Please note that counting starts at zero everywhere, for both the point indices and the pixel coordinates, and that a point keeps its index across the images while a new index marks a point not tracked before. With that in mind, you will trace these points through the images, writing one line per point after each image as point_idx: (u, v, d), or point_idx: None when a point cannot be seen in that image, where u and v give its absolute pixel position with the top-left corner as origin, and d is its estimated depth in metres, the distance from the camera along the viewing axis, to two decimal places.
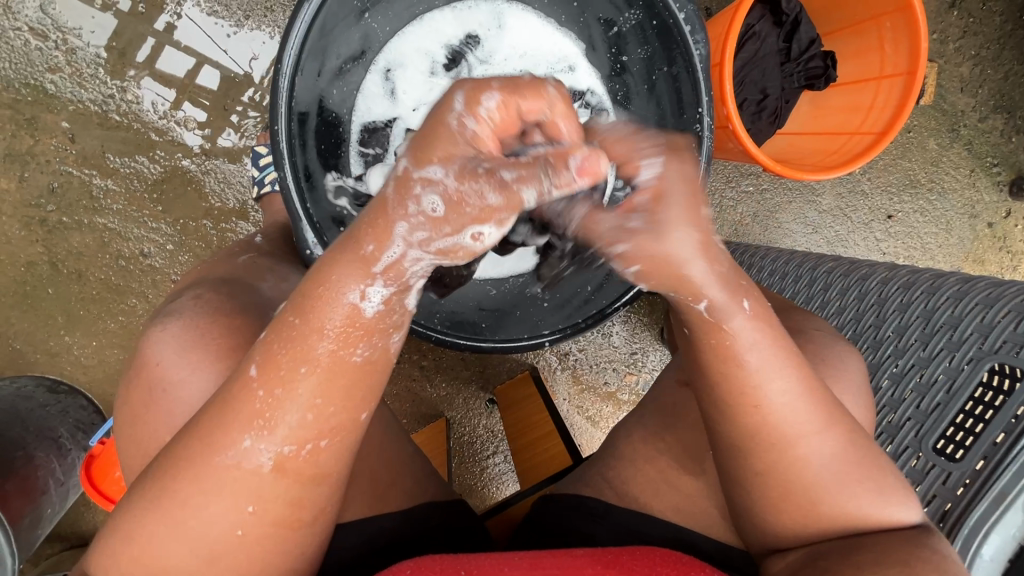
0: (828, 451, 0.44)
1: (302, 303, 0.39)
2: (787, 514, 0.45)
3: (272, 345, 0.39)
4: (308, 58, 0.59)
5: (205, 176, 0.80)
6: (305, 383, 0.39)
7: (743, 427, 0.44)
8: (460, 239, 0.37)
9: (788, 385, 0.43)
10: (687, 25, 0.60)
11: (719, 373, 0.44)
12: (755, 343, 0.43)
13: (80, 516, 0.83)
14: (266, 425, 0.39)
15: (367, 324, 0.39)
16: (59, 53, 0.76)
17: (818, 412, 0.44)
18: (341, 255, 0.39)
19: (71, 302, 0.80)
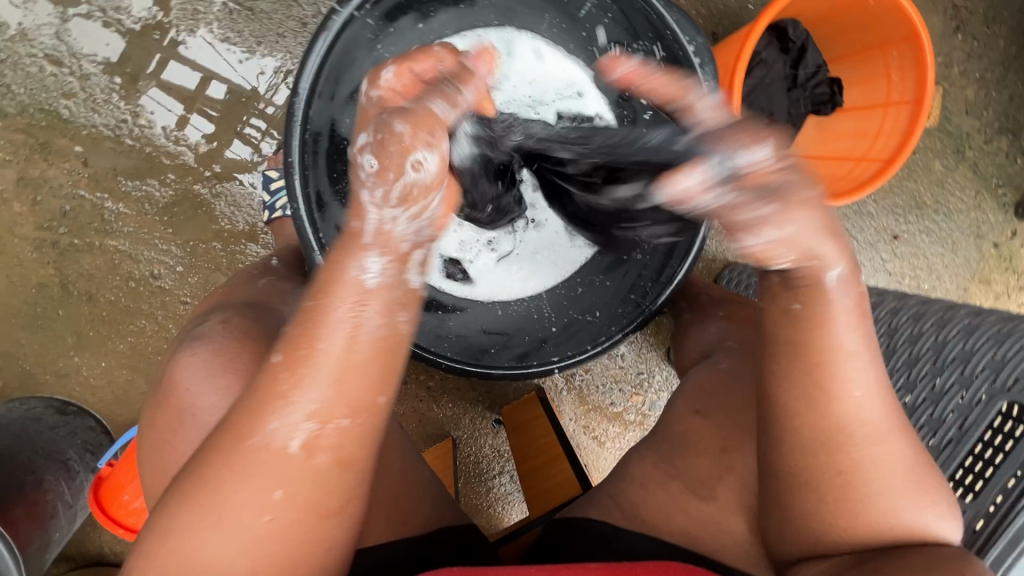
0: (898, 455, 0.42)
1: (320, 287, 0.39)
2: (846, 517, 0.42)
3: (291, 329, 0.39)
4: (325, 82, 0.60)
5: (216, 199, 0.81)
6: (324, 360, 0.38)
7: (827, 421, 0.42)
8: (406, 177, 0.38)
9: (872, 382, 0.42)
10: (697, 57, 0.60)
11: (802, 365, 0.42)
12: (843, 334, 0.41)
13: (87, 537, 0.83)
14: (288, 403, 0.38)
15: (376, 294, 0.39)
16: (72, 79, 0.77)
17: (892, 417, 0.43)
18: (348, 242, 0.40)
19: (81, 323, 0.80)
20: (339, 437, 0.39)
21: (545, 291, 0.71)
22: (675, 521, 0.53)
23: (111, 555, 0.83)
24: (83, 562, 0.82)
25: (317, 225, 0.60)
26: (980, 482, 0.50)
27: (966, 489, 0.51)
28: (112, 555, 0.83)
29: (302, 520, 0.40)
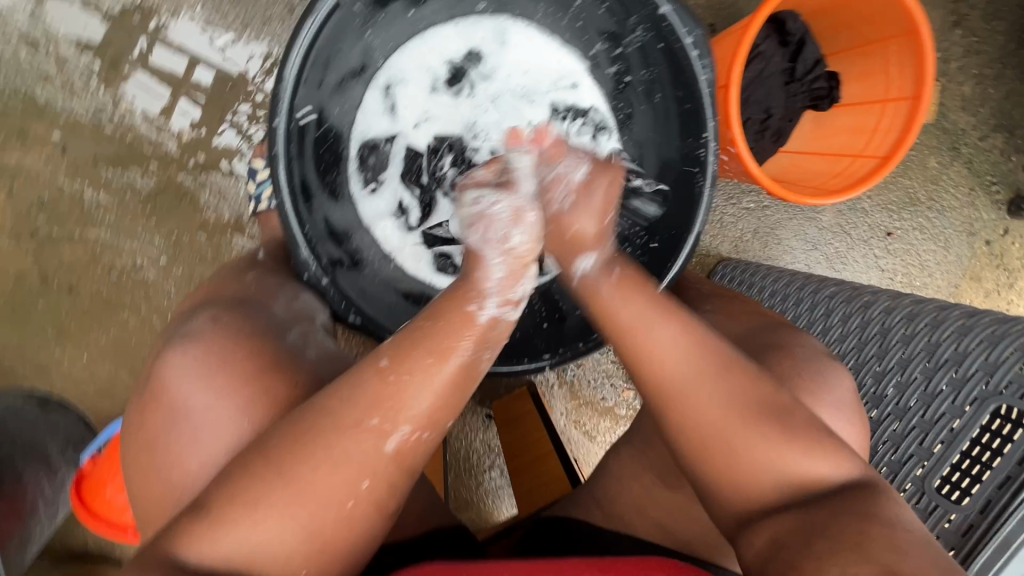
0: (721, 394, 0.44)
1: (434, 312, 0.45)
2: (713, 471, 0.44)
3: (410, 340, 0.43)
4: (312, 68, 0.58)
5: (200, 189, 0.79)
6: (442, 376, 0.42)
7: (645, 377, 0.46)
8: (506, 228, 0.48)
9: (673, 332, 0.46)
10: (695, 49, 0.58)
11: (614, 338, 0.48)
12: (633, 304, 0.48)
13: (69, 532, 0.82)
14: (398, 410, 0.41)
15: (481, 330, 0.45)
16: (50, 63, 0.75)
17: (705, 355, 0.45)
18: (461, 282, 0.47)
19: (61, 315, 0.78)
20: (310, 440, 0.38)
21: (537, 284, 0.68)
22: (665, 519, 0.53)
23: (94, 550, 0.82)
24: (66, 557, 0.81)
25: (304, 220, 0.58)
26: (975, 485, 0.50)
27: (961, 491, 0.51)
28: (96, 550, 0.82)
29: (279, 520, 0.38)
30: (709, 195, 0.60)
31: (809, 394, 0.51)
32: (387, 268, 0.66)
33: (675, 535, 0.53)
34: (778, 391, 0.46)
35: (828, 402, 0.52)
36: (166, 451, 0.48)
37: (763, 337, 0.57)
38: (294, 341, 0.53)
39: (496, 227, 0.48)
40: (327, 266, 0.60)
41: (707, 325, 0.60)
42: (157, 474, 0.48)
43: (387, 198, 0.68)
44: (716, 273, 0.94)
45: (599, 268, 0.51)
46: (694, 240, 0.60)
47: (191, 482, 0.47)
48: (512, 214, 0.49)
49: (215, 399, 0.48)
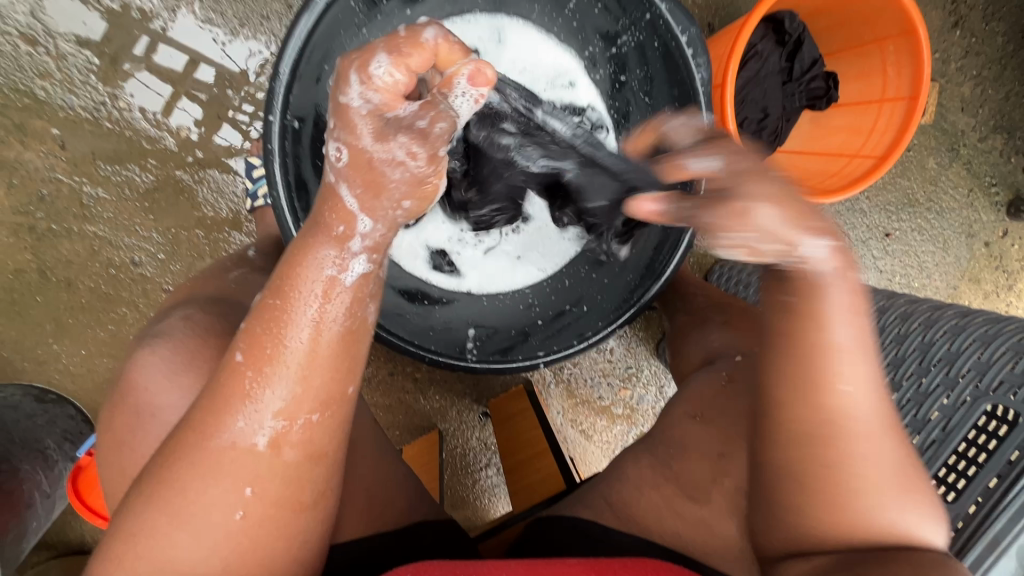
0: (889, 450, 0.38)
1: (280, 286, 0.38)
2: (831, 523, 0.39)
3: (252, 326, 0.38)
4: (308, 64, 0.58)
5: (198, 185, 0.79)
6: (290, 356, 0.37)
7: (816, 409, 0.38)
8: (380, 161, 0.37)
9: (868, 371, 0.38)
10: (690, 47, 0.59)
11: (780, 357, 0.38)
12: (844, 329, 0.37)
13: (67, 524, 0.82)
14: (256, 401, 0.37)
15: (350, 292, 0.38)
16: (49, 59, 0.75)
17: (886, 410, 0.39)
18: (316, 218, 0.39)
19: (60, 310, 0.79)
20: (257, 439, 0.38)
21: (541, 282, 0.69)
22: (663, 520, 0.53)
23: (91, 543, 0.83)
24: (63, 550, 0.82)
25: (299, 216, 0.58)
26: (963, 481, 0.50)
27: (947, 488, 0.51)
28: (93, 543, 0.83)
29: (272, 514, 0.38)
30: None
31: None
32: None
33: (684, 544, 0.51)
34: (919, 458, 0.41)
35: None
36: (154, 445, 0.47)
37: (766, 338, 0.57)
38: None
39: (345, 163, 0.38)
40: None
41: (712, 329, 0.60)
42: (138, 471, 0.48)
43: None
44: (713, 272, 0.93)
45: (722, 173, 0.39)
46: (688, 239, 0.60)
47: None
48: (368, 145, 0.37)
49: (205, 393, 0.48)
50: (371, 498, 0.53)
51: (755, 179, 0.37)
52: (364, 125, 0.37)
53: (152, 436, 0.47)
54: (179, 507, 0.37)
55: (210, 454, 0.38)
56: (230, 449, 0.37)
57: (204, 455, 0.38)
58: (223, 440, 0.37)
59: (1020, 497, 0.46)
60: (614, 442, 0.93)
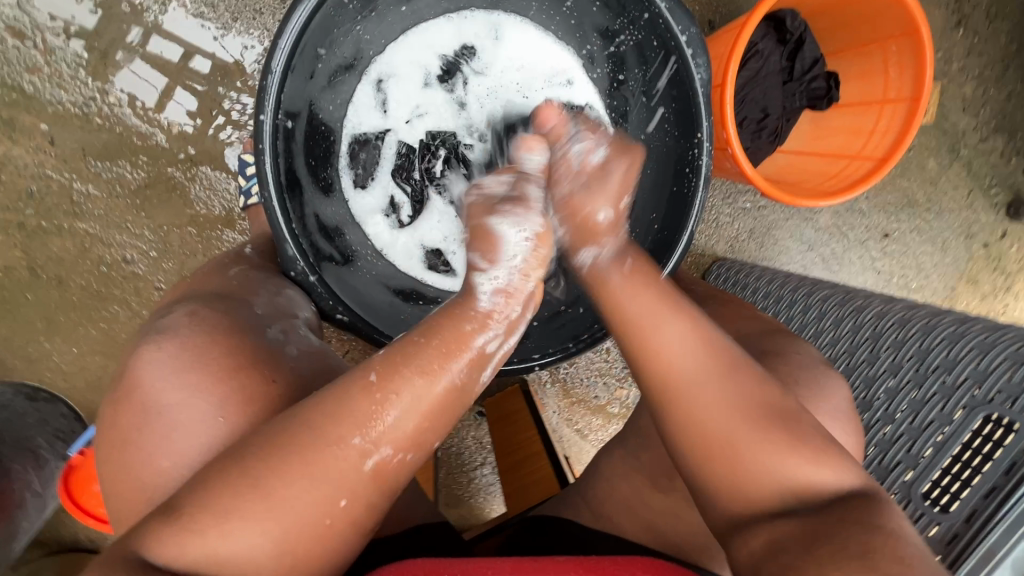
0: (728, 395, 0.44)
1: (425, 336, 0.43)
2: (714, 478, 0.43)
3: (395, 356, 0.42)
4: (300, 61, 0.57)
5: (191, 182, 0.78)
6: (418, 395, 0.41)
7: (645, 368, 0.47)
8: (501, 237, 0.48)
9: (680, 328, 0.46)
10: (689, 47, 0.57)
11: (624, 336, 0.48)
12: (640, 294, 0.49)
13: (61, 522, 0.82)
14: (380, 417, 0.40)
15: (477, 354, 0.43)
16: (37, 53, 0.74)
17: (722, 357, 0.45)
18: (461, 300, 0.46)
19: (51, 308, 0.78)
20: (364, 446, 0.39)
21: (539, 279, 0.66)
22: (659, 527, 0.53)
23: (85, 541, 0.82)
24: (57, 548, 0.81)
25: (291, 215, 0.57)
26: (960, 491, 0.50)
27: (945, 498, 0.51)
28: (87, 540, 0.83)
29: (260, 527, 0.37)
30: (701, 197, 0.59)
31: (808, 405, 0.50)
32: (378, 264, 0.66)
33: (667, 539, 0.52)
34: (789, 397, 0.45)
35: (822, 411, 0.50)
36: (145, 448, 0.47)
37: (761, 340, 0.56)
38: (274, 336, 0.53)
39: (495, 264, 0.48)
40: (315, 262, 0.59)
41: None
42: (134, 474, 0.47)
43: (369, 199, 0.67)
44: (710, 273, 0.94)
45: (610, 176, 0.53)
46: (684, 244, 0.60)
47: (166, 483, 0.46)
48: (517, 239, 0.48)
49: (191, 397, 0.47)
50: None
51: (609, 187, 0.52)
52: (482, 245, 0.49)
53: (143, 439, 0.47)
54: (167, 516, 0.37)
55: (320, 459, 0.38)
56: (341, 453, 0.39)
57: (315, 458, 0.38)
58: (341, 448, 0.39)
59: (1015, 510, 0.46)
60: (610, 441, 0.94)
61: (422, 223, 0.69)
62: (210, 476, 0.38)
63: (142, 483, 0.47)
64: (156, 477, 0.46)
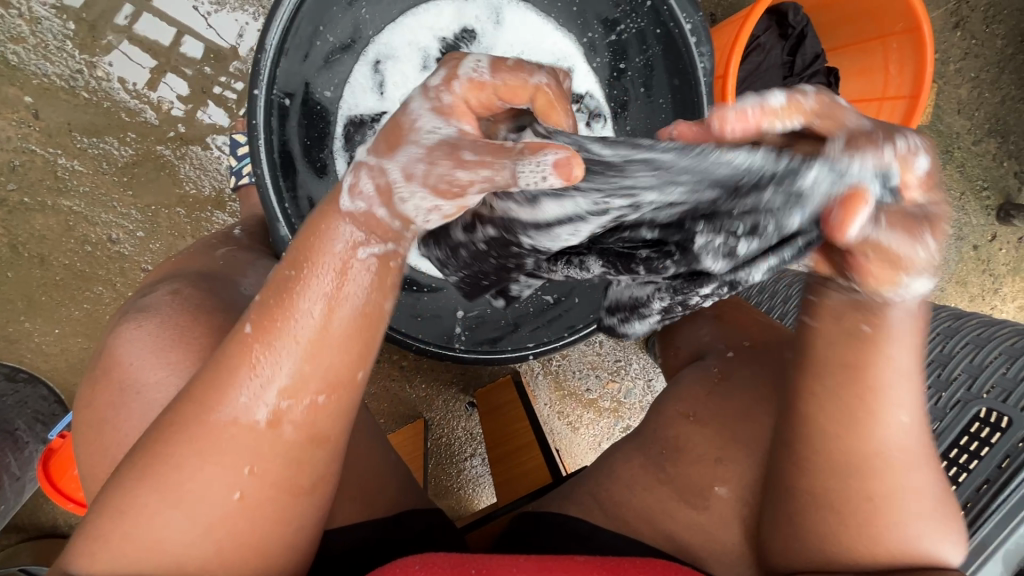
0: (926, 481, 0.37)
1: (293, 265, 0.34)
2: (852, 544, 0.37)
3: (267, 299, 0.34)
4: (295, 39, 0.56)
5: (180, 161, 0.76)
6: (301, 335, 0.33)
7: (858, 443, 0.36)
8: (399, 180, 0.32)
9: (916, 409, 0.35)
10: (693, 36, 0.58)
11: (806, 371, 0.36)
12: (889, 359, 0.34)
13: (39, 507, 0.80)
14: (264, 364, 0.33)
15: (367, 280, 0.34)
16: (22, 22, 0.71)
17: (928, 439, 0.37)
18: (323, 216, 0.34)
19: (32, 287, 0.76)
20: (260, 414, 0.34)
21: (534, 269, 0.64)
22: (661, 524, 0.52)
23: (64, 527, 0.81)
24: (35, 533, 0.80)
25: (284, 196, 0.55)
26: (952, 486, 0.50)
27: None
28: (66, 526, 0.81)
29: None
30: None
31: None
32: None
33: (676, 540, 0.51)
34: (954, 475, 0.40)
35: None
36: (112, 435, 0.46)
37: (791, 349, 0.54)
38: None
39: (409, 182, 0.32)
40: None
41: (714, 336, 0.62)
42: (119, 453, 0.46)
43: None
44: None
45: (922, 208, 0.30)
46: None
47: None
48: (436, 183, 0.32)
49: (173, 380, 0.46)
50: (364, 482, 0.52)
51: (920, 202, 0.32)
52: (372, 176, 0.33)
53: (126, 420, 0.46)
54: None
55: (207, 433, 0.34)
56: (231, 425, 0.34)
57: None
58: (226, 415, 0.34)
59: (1007, 502, 0.46)
60: (601, 436, 0.93)
61: None
62: None
63: (114, 470, 0.46)
64: (124, 455, 0.45)
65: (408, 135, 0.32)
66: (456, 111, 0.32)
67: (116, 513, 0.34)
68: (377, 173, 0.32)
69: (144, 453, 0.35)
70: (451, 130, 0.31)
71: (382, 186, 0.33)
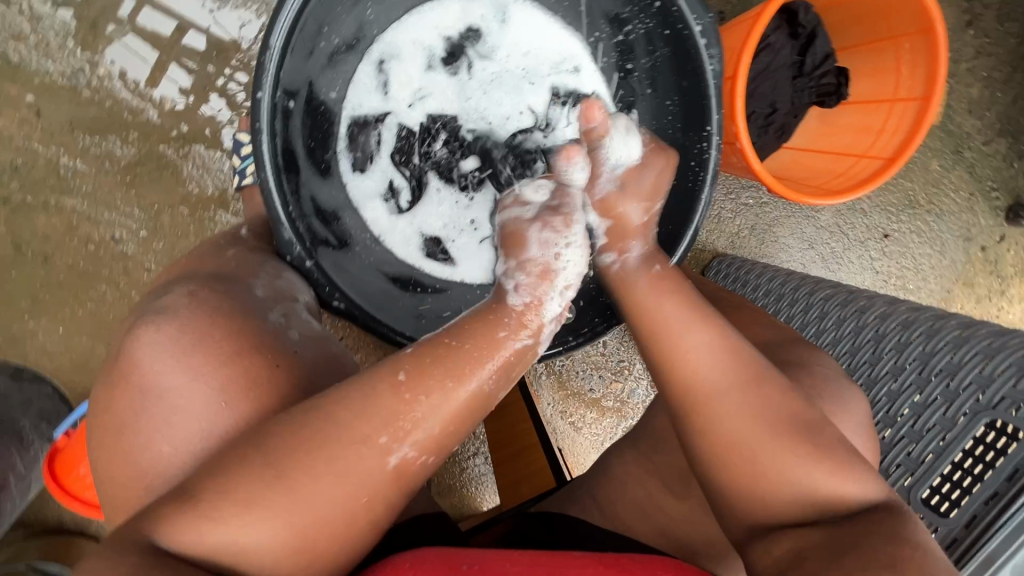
0: (749, 403, 0.44)
1: (457, 336, 0.43)
2: (735, 481, 0.44)
3: (425, 357, 0.42)
4: (300, 36, 0.55)
5: (183, 160, 0.75)
6: (449, 401, 0.41)
7: (673, 385, 0.47)
8: (547, 262, 0.47)
9: (706, 338, 0.46)
10: (703, 38, 0.56)
11: (642, 336, 0.48)
12: (665, 303, 0.49)
13: (44, 505, 0.80)
14: (403, 417, 0.40)
15: (515, 356, 0.44)
16: (25, 21, 0.71)
17: (739, 366, 0.45)
18: (495, 305, 0.46)
19: (36, 286, 0.76)
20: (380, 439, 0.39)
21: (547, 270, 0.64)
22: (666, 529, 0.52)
23: (69, 527, 0.81)
24: (40, 531, 0.80)
25: (288, 200, 0.55)
26: (963, 497, 0.50)
27: (946, 502, 0.51)
28: (71, 524, 0.81)
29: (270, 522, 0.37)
30: (711, 183, 0.58)
31: (828, 418, 0.50)
32: (377, 250, 0.64)
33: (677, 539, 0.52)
34: (796, 393, 0.46)
35: (848, 428, 0.51)
36: (125, 443, 0.47)
37: (779, 350, 0.55)
38: (276, 321, 0.51)
39: (553, 265, 0.47)
40: (311, 247, 0.58)
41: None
42: (139, 458, 0.46)
43: (364, 184, 0.64)
44: (710, 269, 0.93)
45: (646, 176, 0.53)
46: (691, 234, 0.58)
47: (147, 479, 0.45)
48: (574, 254, 0.47)
49: (179, 387, 0.46)
50: None
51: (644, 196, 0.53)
52: (530, 268, 0.47)
53: (136, 428, 0.46)
54: (168, 519, 0.37)
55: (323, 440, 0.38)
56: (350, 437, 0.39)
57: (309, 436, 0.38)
58: (348, 434, 0.39)
59: (1017, 515, 0.46)
60: (603, 436, 0.92)
61: (422, 208, 0.66)
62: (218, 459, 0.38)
63: (124, 476, 0.47)
64: (147, 465, 0.45)
65: (524, 240, 0.48)
66: (544, 208, 0.49)
67: (206, 515, 0.37)
68: (528, 275, 0.47)
69: (263, 459, 0.38)
70: (537, 207, 0.50)
71: (536, 288, 0.46)
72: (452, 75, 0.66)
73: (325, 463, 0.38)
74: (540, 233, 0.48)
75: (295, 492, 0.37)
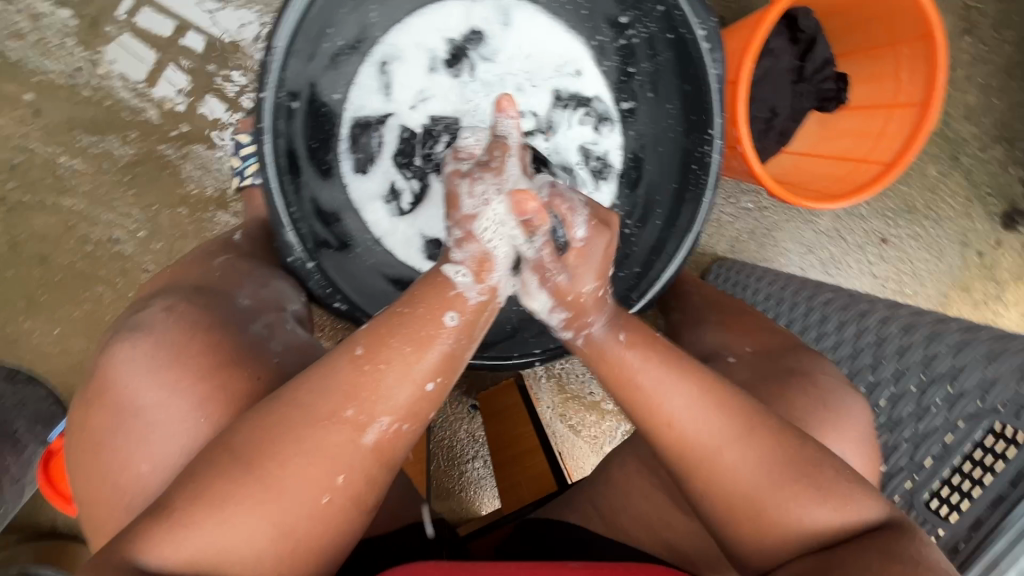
0: (745, 455, 0.42)
1: (411, 300, 0.42)
2: (741, 538, 0.43)
3: (383, 326, 0.41)
4: (303, 40, 0.54)
5: (183, 161, 0.75)
6: (422, 358, 0.40)
7: (665, 448, 0.44)
8: (478, 233, 0.45)
9: (686, 398, 0.43)
10: (707, 42, 0.55)
11: (622, 399, 0.45)
12: (642, 363, 0.44)
13: (37, 508, 0.79)
14: (375, 396, 0.39)
15: (471, 312, 0.43)
16: (25, 19, 0.71)
17: (725, 418, 0.43)
18: (433, 275, 0.44)
19: (32, 286, 0.75)
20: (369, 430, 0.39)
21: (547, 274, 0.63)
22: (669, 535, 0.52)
23: (62, 531, 0.80)
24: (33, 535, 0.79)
25: (291, 200, 0.55)
26: (964, 502, 0.51)
27: (950, 508, 0.52)
28: (64, 528, 0.80)
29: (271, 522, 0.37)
30: (713, 185, 0.57)
31: (822, 417, 0.50)
32: (378, 252, 0.64)
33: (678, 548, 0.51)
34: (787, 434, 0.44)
35: (835, 422, 0.51)
36: (107, 459, 0.46)
37: (784, 358, 0.55)
38: (257, 332, 0.50)
39: (492, 226, 0.44)
40: (313, 249, 0.57)
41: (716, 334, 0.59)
42: (131, 467, 0.45)
43: (366, 186, 0.64)
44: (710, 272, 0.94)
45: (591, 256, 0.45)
46: (693, 237, 0.58)
47: (133, 493, 0.45)
48: (507, 209, 0.44)
49: (164, 398, 0.45)
50: None
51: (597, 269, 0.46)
52: (467, 234, 0.45)
53: (121, 442, 0.46)
54: (164, 526, 0.36)
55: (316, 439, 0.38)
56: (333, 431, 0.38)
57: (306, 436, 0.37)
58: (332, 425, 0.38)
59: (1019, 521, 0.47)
60: (602, 438, 0.92)
61: (423, 211, 0.65)
62: (216, 463, 0.38)
63: (109, 490, 0.46)
64: (133, 482, 0.45)
65: (455, 202, 0.46)
66: (478, 166, 0.46)
67: (185, 523, 0.36)
68: (467, 244, 0.45)
69: (240, 465, 0.37)
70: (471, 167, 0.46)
71: (473, 258, 0.44)
72: (454, 75, 0.66)
73: (321, 462, 0.38)
74: (472, 194, 0.45)
75: (296, 493, 0.37)
